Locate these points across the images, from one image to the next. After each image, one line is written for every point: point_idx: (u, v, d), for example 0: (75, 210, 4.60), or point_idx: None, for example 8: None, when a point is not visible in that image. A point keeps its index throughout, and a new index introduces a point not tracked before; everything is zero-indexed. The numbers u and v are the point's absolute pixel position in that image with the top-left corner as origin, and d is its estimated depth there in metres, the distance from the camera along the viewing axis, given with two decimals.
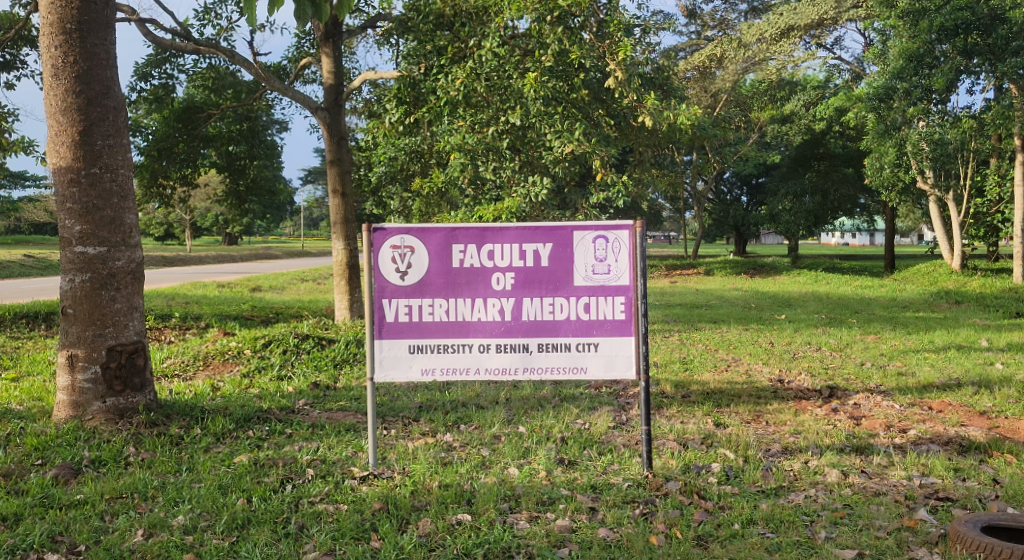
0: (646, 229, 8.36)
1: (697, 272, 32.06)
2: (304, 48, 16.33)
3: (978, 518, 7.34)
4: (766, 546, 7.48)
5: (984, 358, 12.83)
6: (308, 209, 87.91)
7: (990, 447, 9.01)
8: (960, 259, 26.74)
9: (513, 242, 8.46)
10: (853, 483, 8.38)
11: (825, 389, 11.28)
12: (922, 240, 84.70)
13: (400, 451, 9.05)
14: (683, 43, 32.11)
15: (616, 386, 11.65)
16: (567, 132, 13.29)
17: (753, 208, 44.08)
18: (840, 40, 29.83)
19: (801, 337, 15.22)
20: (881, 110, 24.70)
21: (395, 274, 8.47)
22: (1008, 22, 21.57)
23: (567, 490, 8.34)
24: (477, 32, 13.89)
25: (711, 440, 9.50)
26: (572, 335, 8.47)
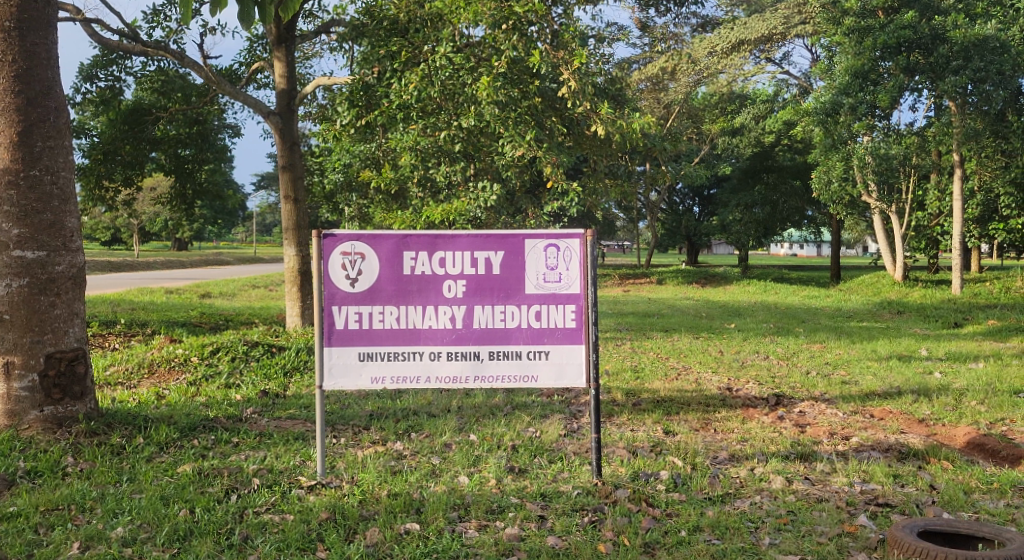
0: (596, 238, 8.46)
1: (650, 281, 32.29)
2: (257, 52, 16.24)
3: (914, 523, 7.45)
4: (711, 552, 7.57)
5: (923, 367, 13.09)
6: (261, 215, 87.12)
7: (929, 454, 9.19)
8: (903, 271, 27.17)
9: (464, 250, 8.50)
10: (797, 490, 8.52)
11: (772, 397, 11.44)
12: (865, 253, 85.86)
13: (350, 460, 9.02)
14: (636, 55, 32.33)
15: (568, 394, 11.71)
16: (519, 137, 13.38)
17: (704, 219, 44.54)
18: (788, 56, 30.19)
19: (749, 346, 15.42)
20: (828, 124, 24.92)
21: (345, 281, 8.46)
22: (949, 42, 22.13)
23: (517, 498, 8.39)
24: (432, 38, 13.95)
25: (660, 447, 9.60)
26: (523, 343, 8.53)
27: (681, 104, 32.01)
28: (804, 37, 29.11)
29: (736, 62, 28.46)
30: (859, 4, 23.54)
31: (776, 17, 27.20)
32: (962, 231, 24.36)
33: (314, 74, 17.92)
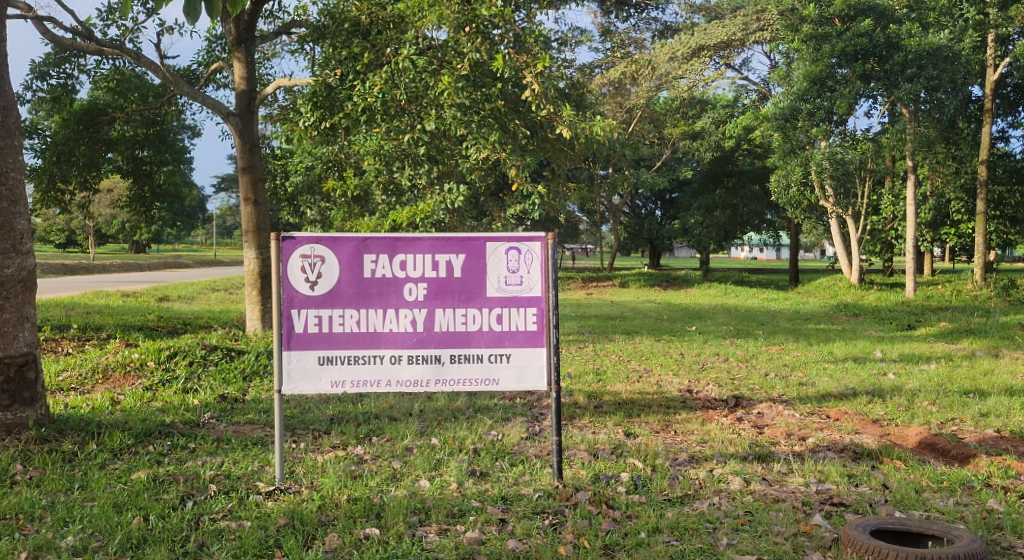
0: (557, 242, 8.52)
1: (612, 284, 32.47)
2: (216, 52, 16.16)
3: (867, 522, 7.57)
4: (670, 553, 7.64)
5: (878, 368, 13.30)
6: (221, 217, 86.39)
7: (882, 454, 9.33)
8: (859, 274, 27.50)
9: (425, 253, 8.52)
10: (755, 490, 8.62)
11: (731, 399, 11.56)
12: (823, 256, 86.69)
13: (309, 465, 9.00)
14: (598, 60, 32.47)
15: (530, 397, 11.74)
16: (483, 139, 13.42)
17: (666, 222, 44.86)
18: (748, 61, 30.47)
19: (709, 348, 15.58)
20: (787, 129, 25.13)
21: (304, 284, 8.46)
22: (903, 50, 22.49)
23: (477, 502, 8.42)
24: (395, 41, 13.89)
25: (620, 449, 9.67)
26: (484, 346, 8.56)
27: (643, 108, 32.21)
28: (762, 44, 29.39)
29: (697, 67, 28.67)
30: (816, 11, 23.83)
31: (735, 23, 27.59)
32: (915, 235, 24.73)
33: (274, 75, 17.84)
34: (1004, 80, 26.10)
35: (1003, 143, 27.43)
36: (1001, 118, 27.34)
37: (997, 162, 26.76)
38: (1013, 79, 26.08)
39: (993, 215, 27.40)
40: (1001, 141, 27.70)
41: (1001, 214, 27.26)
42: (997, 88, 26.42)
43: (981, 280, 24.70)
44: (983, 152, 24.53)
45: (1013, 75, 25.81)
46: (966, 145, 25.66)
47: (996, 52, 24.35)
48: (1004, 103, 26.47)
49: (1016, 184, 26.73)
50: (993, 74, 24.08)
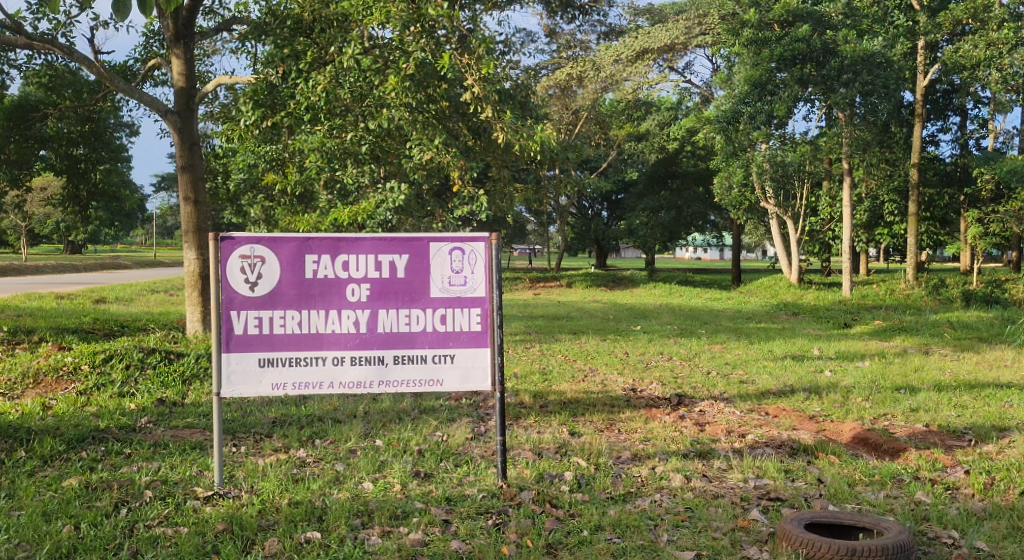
0: (501, 242, 8.56)
1: (559, 284, 32.58)
2: (153, 48, 15.97)
3: (801, 516, 7.69)
4: (612, 550, 7.72)
5: (815, 366, 13.53)
6: (162, 218, 85.13)
7: (817, 449, 9.49)
8: (799, 273, 27.90)
9: (368, 253, 8.50)
10: (695, 487, 8.72)
11: (674, 398, 11.67)
12: (765, 257, 87.83)
13: (249, 469, 8.93)
14: (544, 61, 32.56)
15: (476, 398, 11.73)
16: (427, 140, 13.69)
17: (612, 223, 45.21)
18: (690, 65, 30.76)
19: (654, 347, 15.77)
20: (729, 132, 25.45)
21: (244, 286, 8.40)
22: (839, 56, 22.97)
23: (421, 503, 8.42)
24: (339, 39, 13.67)
25: (565, 448, 9.73)
26: (428, 347, 8.57)
27: (588, 110, 32.36)
28: (705, 47, 29.68)
29: (641, 70, 28.90)
30: (756, 16, 24.05)
31: (678, 27, 27.83)
32: (851, 235, 25.19)
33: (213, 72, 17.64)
34: (934, 85, 26.83)
35: (934, 147, 28.06)
36: (931, 123, 27.99)
37: (928, 165, 27.36)
38: (942, 85, 26.84)
39: (925, 216, 28.01)
40: (931, 145, 28.32)
41: (932, 215, 27.89)
42: (928, 93, 27.21)
43: (914, 280, 25.22)
44: (914, 155, 25.13)
45: (942, 80, 26.53)
46: (899, 148, 26.23)
47: (926, 59, 25.01)
48: (934, 107, 27.24)
49: (946, 187, 27.39)
50: (922, 81, 25.02)
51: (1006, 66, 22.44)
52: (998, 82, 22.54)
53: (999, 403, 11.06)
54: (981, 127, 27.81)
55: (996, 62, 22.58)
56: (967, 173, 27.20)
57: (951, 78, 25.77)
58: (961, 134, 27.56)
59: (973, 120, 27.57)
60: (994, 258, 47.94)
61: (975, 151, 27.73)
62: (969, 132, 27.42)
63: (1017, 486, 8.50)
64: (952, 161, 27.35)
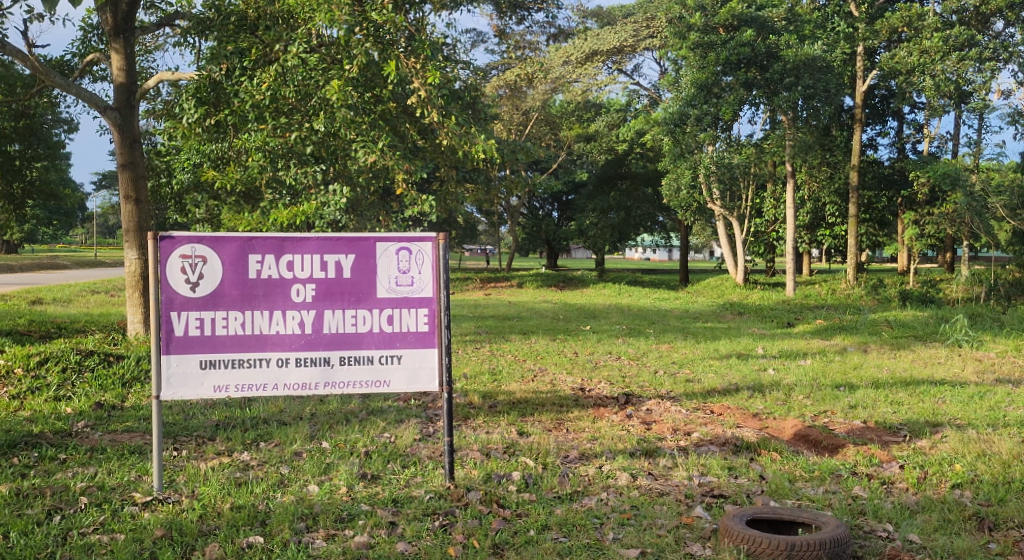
0: (448, 242, 8.53)
1: (510, 284, 32.58)
2: (92, 42, 15.72)
3: (743, 512, 7.76)
4: (558, 550, 7.72)
5: (759, 364, 13.67)
6: (103, 216, 83.59)
7: (760, 446, 9.58)
8: (744, 274, 28.20)
9: (313, 253, 8.44)
10: (641, 485, 8.76)
11: (621, 397, 11.71)
12: (713, 258, 88.66)
13: (190, 473, 8.81)
14: (494, 62, 32.41)
15: (424, 398, 11.69)
16: (371, 142, 13.52)
17: (563, 224, 45.35)
18: (638, 67, 30.94)
19: (603, 346, 15.85)
20: (677, 134, 25.62)
21: (185, 286, 8.29)
22: (782, 60, 23.27)
23: (367, 506, 8.37)
24: (284, 37, 13.53)
25: (513, 448, 9.72)
26: (374, 347, 8.53)
27: (539, 110, 32.41)
28: (653, 50, 29.87)
29: (590, 71, 29.02)
30: (702, 20, 24.15)
31: (626, 30, 27.99)
32: (793, 236, 25.49)
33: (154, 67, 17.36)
34: (873, 90, 27.26)
35: (872, 151, 28.50)
36: (870, 127, 28.42)
37: (867, 168, 27.80)
38: (881, 90, 27.28)
39: (866, 217, 28.46)
40: (870, 149, 28.76)
41: (872, 216, 28.36)
42: (867, 99, 27.63)
43: (855, 280, 25.58)
44: (853, 158, 25.53)
45: (880, 86, 26.96)
46: (840, 151, 26.60)
47: (864, 65, 25.46)
48: (873, 112, 27.67)
49: (883, 189, 27.86)
50: (861, 86, 25.49)
51: (939, 72, 23.04)
52: (931, 88, 23.21)
53: (933, 399, 11.27)
54: (917, 131, 28.30)
55: (929, 68, 23.12)
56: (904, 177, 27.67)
57: (889, 84, 26.20)
58: (898, 138, 28.02)
59: (910, 125, 28.03)
60: (931, 258, 48.99)
61: (911, 155, 28.21)
62: (906, 137, 27.88)
63: (949, 480, 8.67)
64: (890, 165, 27.80)
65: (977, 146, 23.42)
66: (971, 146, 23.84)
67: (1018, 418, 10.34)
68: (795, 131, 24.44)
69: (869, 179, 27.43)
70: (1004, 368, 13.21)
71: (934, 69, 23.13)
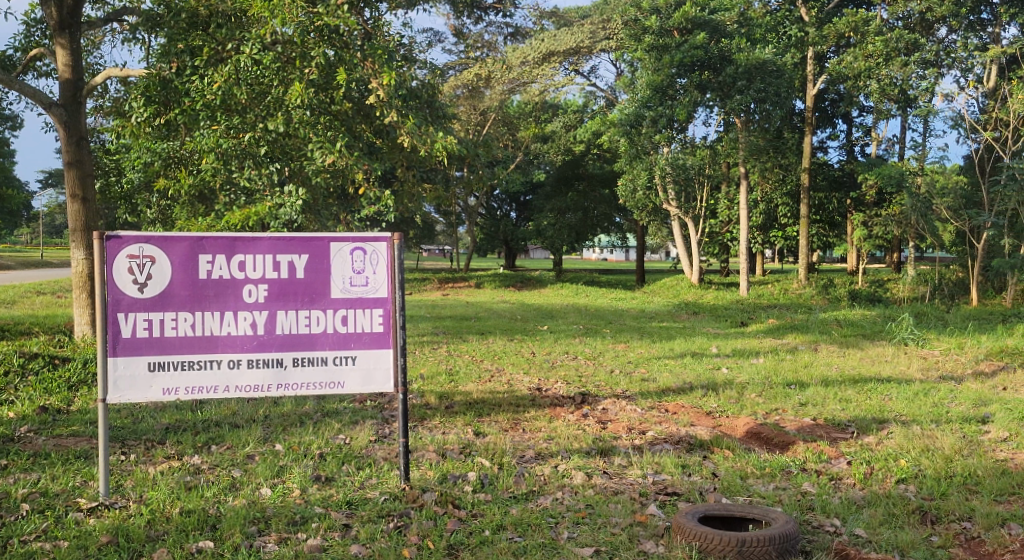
0: (403, 242, 8.46)
1: (468, 285, 32.52)
2: (35, 36, 15.45)
3: (695, 509, 7.79)
4: (513, 550, 7.69)
5: (713, 363, 13.75)
6: (50, 215, 82.03)
7: (713, 444, 9.63)
8: (699, 273, 28.38)
9: (265, 253, 8.33)
10: (596, 484, 8.76)
11: (578, 396, 11.71)
12: (669, 258, 89.15)
13: (138, 478, 8.67)
14: (452, 61, 32.33)
15: (380, 399, 11.62)
16: (328, 144, 13.51)
17: (521, 224, 45.36)
18: (595, 69, 31.00)
19: (559, 346, 15.84)
20: (632, 134, 25.73)
21: (132, 287, 8.16)
22: (735, 63, 23.50)
23: (321, 508, 8.29)
24: (237, 36, 13.28)
25: (469, 448, 9.67)
26: (328, 348, 8.45)
27: (496, 110, 32.39)
28: (609, 52, 29.95)
29: (547, 72, 29.05)
30: (657, 23, 24.19)
31: (582, 31, 28.08)
32: (746, 237, 25.68)
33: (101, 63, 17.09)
34: (822, 94, 27.58)
35: (822, 154, 28.82)
36: (820, 131, 28.74)
37: (818, 170, 28.11)
38: (830, 94, 27.58)
39: (817, 218, 28.76)
40: (820, 152, 29.07)
41: (824, 217, 28.65)
42: (816, 102, 27.94)
43: (806, 280, 25.84)
44: (804, 160, 25.80)
45: (830, 90, 27.27)
46: (792, 154, 26.85)
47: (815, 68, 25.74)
48: (822, 116, 27.99)
49: (833, 191, 28.17)
50: (811, 90, 25.83)
51: (885, 76, 23.35)
52: (877, 91, 23.58)
53: (880, 396, 11.39)
54: (866, 134, 28.65)
55: (874, 73, 23.57)
56: (854, 179, 27.73)
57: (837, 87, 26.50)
58: (847, 141, 28.35)
59: (858, 128, 28.38)
60: (878, 258, 49.78)
61: (860, 158, 28.56)
62: (855, 140, 28.23)
63: (894, 475, 8.76)
64: (840, 167, 28.13)
65: (922, 149, 23.73)
66: (916, 149, 24.13)
67: (960, 414, 10.48)
68: (748, 133, 24.67)
69: (820, 181, 27.75)
70: (949, 366, 13.39)
71: (880, 73, 23.45)
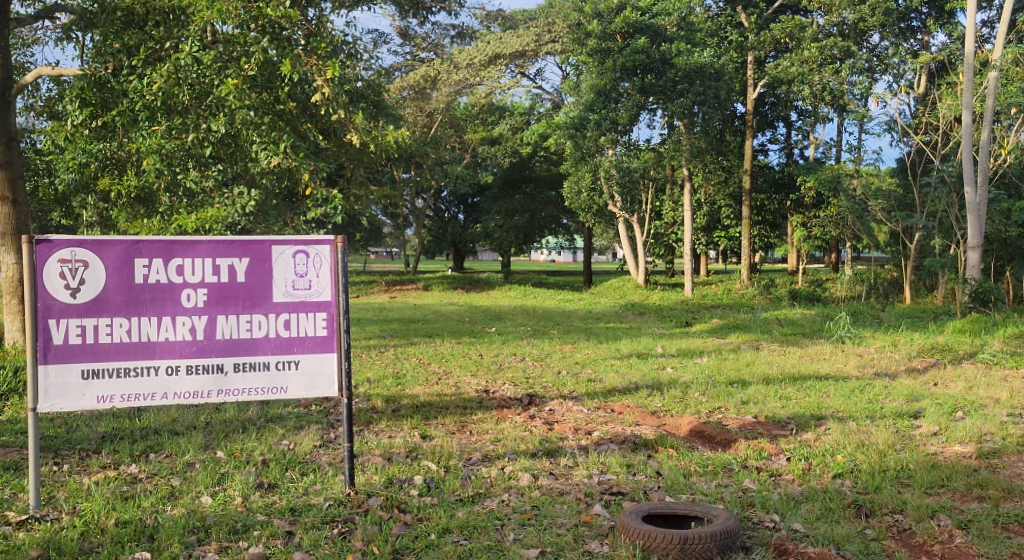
0: (346, 245, 8.34)
1: (416, 287, 32.37)
2: None
3: (639, 508, 7.77)
4: (459, 553, 7.61)
5: (658, 363, 13.76)
6: None
7: (656, 443, 9.63)
8: (645, 274, 28.54)
9: (204, 256, 8.17)
10: (542, 485, 8.71)
11: (525, 398, 11.66)
12: (616, 259, 89.64)
13: (72, 488, 8.46)
14: (398, 63, 32.14)
15: (326, 403, 11.46)
16: (273, 145, 13.20)
17: (469, 225, 45.35)
18: (541, 71, 31.02)
19: (507, 348, 15.76)
20: (577, 138, 25.78)
21: (64, 291, 7.94)
22: (675, 67, 23.70)
23: (263, 515, 8.15)
24: (176, 35, 13.11)
25: (415, 452, 9.57)
26: (271, 353, 8.30)
27: (443, 113, 32.26)
28: (555, 54, 29.99)
29: (493, 74, 28.99)
30: (600, 27, 24.17)
31: (528, 34, 28.22)
32: (690, 239, 25.56)
33: (32, 62, 16.66)
34: (762, 98, 27.81)
35: (763, 156, 29.11)
36: (761, 134, 29.02)
37: (759, 172, 28.38)
38: (769, 98, 27.83)
39: (758, 219, 29.05)
40: (760, 154, 29.37)
41: (765, 218, 28.95)
42: (757, 106, 28.17)
43: (749, 280, 26.07)
44: (746, 163, 25.99)
45: (769, 93, 27.51)
46: (733, 156, 27.09)
47: (754, 73, 26.00)
48: (762, 120, 28.25)
49: (774, 193, 28.44)
50: (751, 94, 25.98)
51: (818, 82, 23.75)
52: (810, 97, 23.99)
53: (818, 393, 11.48)
54: (805, 137, 28.98)
55: (806, 78, 23.96)
56: (793, 181, 28.23)
57: (777, 92, 26.77)
58: (787, 144, 28.66)
59: (797, 131, 28.71)
60: (818, 258, 50.52)
61: (800, 160, 28.88)
62: (794, 143, 28.54)
63: (831, 470, 8.83)
64: (780, 169, 28.42)
65: (858, 152, 24.04)
66: (852, 152, 24.45)
67: (894, 410, 10.60)
68: (690, 136, 24.89)
69: (760, 183, 28.04)
70: (885, 363, 13.54)
71: (812, 79, 23.88)
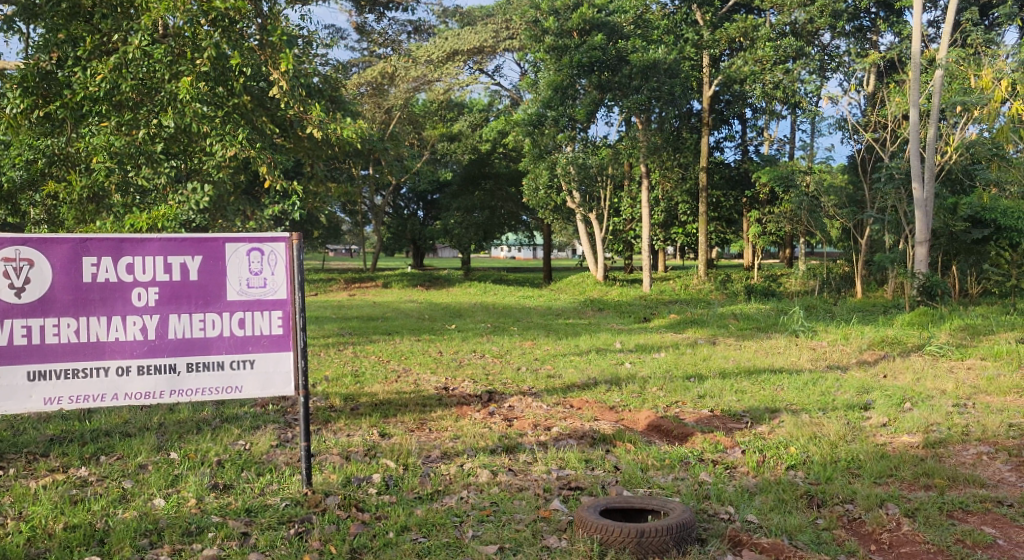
0: (302, 242, 8.16)
1: (376, 285, 32.20)
2: None
3: (596, 503, 7.73)
4: (416, 550, 7.53)
5: (617, 358, 13.75)
6: None
7: (615, 438, 9.61)
8: (604, 270, 28.58)
9: (155, 254, 8.01)
10: (500, 481, 8.64)
11: (484, 394, 11.59)
12: (576, 255, 89.77)
13: (19, 493, 8.27)
14: (355, 59, 31.95)
15: (283, 403, 11.31)
16: (229, 136, 12.99)
17: (428, 223, 45.22)
18: (499, 68, 30.96)
19: (466, 345, 15.67)
20: (535, 135, 25.75)
21: (9, 291, 7.82)
22: (631, 64, 23.71)
23: (218, 517, 8.00)
24: (124, 27, 12.94)
25: (374, 451, 9.45)
26: (225, 352, 8.13)
27: (401, 109, 32.10)
28: (513, 51, 29.95)
29: (451, 71, 28.89)
30: (556, 23, 23.95)
31: (484, 31, 28.28)
32: (648, 234, 25.63)
33: None
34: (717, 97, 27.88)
35: (719, 153, 29.24)
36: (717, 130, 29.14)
37: (716, 168, 28.50)
38: (724, 97, 27.92)
39: (714, 216, 29.17)
40: (716, 151, 29.49)
41: (720, 215, 29.12)
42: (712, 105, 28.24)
43: (706, 275, 26.19)
44: (702, 160, 26.02)
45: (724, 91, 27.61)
46: (688, 153, 27.33)
47: (709, 71, 26.11)
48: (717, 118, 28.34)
49: (730, 189, 28.55)
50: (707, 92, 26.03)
51: (769, 80, 24.03)
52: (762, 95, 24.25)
53: (774, 387, 11.51)
54: (759, 134, 29.15)
55: (760, 77, 24.17)
56: (749, 177, 28.37)
57: (731, 90, 26.91)
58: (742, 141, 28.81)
59: (752, 128, 28.87)
60: (774, 254, 50.97)
61: (755, 157, 29.05)
62: (749, 140, 28.70)
63: (785, 462, 8.85)
64: (736, 165, 28.56)
65: (810, 149, 24.21)
66: (805, 148, 24.61)
67: (846, 402, 10.66)
68: (647, 133, 25.03)
69: (717, 179, 28.12)
70: (837, 356, 13.62)
71: (764, 77, 24.12)
